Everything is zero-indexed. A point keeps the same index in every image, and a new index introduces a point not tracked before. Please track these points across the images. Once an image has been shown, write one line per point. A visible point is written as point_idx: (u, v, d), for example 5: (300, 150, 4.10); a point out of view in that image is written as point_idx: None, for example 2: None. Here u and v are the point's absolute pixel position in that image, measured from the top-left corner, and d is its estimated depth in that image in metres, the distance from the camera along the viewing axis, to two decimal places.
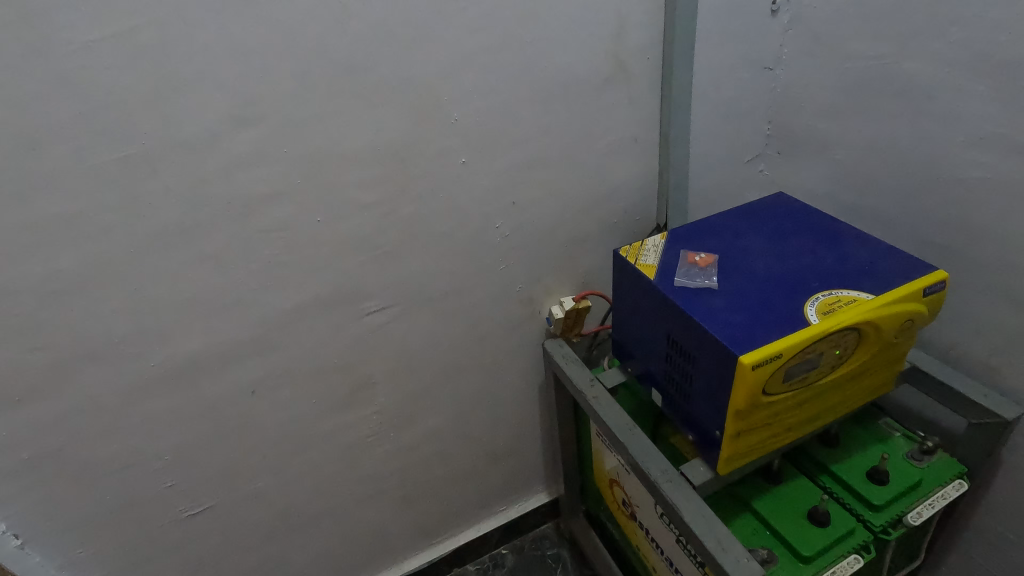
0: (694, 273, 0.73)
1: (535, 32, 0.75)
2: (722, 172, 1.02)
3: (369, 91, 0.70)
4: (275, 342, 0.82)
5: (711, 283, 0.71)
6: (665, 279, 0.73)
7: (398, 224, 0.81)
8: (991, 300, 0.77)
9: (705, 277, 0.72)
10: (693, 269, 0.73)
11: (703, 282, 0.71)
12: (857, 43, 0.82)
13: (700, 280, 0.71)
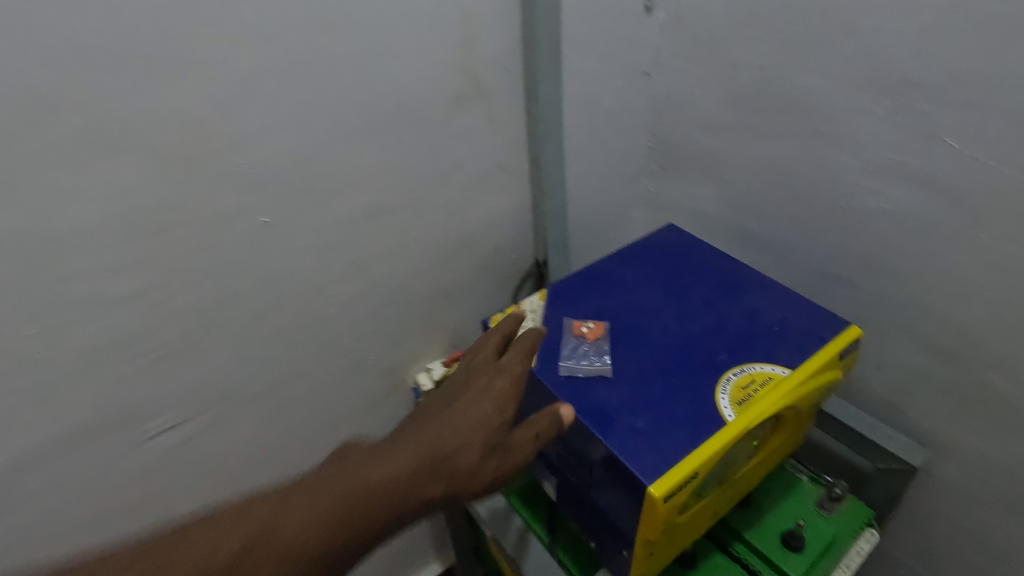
0: (583, 349, 0.58)
1: (347, 41, 0.54)
2: (603, 193, 0.89)
3: (87, 136, 0.45)
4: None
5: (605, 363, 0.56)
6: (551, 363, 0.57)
7: (181, 316, 0.56)
8: (893, 337, 0.70)
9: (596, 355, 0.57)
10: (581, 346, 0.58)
11: (597, 364, 0.56)
12: (741, 50, 0.71)
13: (592, 361, 0.56)
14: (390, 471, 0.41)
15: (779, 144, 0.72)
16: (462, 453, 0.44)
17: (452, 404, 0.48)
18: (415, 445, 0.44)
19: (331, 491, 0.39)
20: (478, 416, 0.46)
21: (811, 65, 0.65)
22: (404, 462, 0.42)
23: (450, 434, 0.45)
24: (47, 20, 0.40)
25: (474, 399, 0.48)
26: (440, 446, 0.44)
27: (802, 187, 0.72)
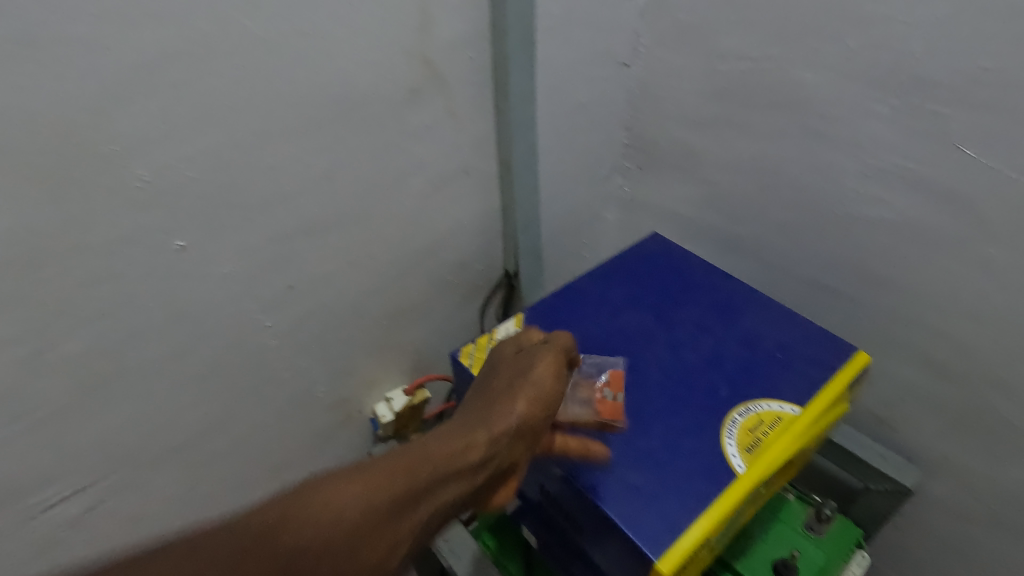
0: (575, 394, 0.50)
1: (276, 21, 0.43)
2: (576, 194, 0.82)
3: None
4: None
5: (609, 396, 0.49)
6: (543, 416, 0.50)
7: (70, 363, 0.45)
8: (889, 354, 0.66)
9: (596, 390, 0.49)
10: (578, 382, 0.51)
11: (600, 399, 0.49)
12: (729, 39, 0.64)
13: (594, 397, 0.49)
14: (471, 459, 0.40)
15: (769, 145, 0.66)
16: (539, 430, 0.45)
17: (518, 388, 0.45)
18: (474, 426, 0.42)
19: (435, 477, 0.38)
20: (541, 394, 0.45)
21: (808, 59, 0.58)
22: (472, 456, 0.41)
23: (512, 421, 0.43)
24: None
25: (529, 390, 0.45)
26: (514, 440, 0.43)
27: (793, 193, 0.67)
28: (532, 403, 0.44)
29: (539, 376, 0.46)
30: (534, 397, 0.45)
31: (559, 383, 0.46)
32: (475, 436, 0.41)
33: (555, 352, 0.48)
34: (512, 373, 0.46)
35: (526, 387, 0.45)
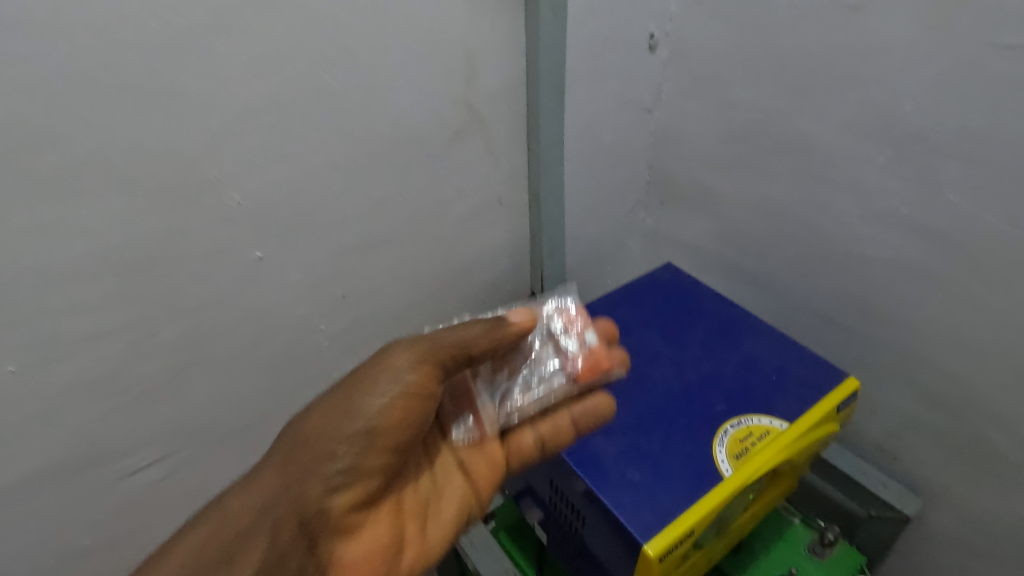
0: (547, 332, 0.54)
1: (349, 77, 0.53)
2: (602, 225, 0.89)
3: (65, 171, 0.42)
4: None
5: (591, 340, 0.54)
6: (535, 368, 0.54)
7: (164, 350, 0.55)
8: (891, 386, 0.70)
9: (577, 337, 0.54)
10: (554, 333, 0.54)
11: (583, 345, 0.53)
12: (742, 91, 0.71)
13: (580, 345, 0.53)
14: (340, 470, 0.46)
15: (778, 186, 0.72)
16: (410, 431, 0.48)
17: (354, 414, 0.46)
18: (317, 439, 0.46)
19: (312, 486, 0.45)
20: (383, 405, 0.46)
21: (812, 111, 0.65)
22: (331, 473, 0.46)
23: (360, 440, 0.46)
24: (32, 52, 0.38)
25: (357, 395, 0.46)
26: (385, 447, 0.47)
27: (801, 231, 0.72)
28: (374, 422, 0.46)
29: (382, 394, 0.46)
30: (375, 417, 0.46)
31: (413, 392, 0.47)
32: (319, 453, 0.45)
33: (416, 369, 0.47)
34: (355, 394, 0.46)
35: (366, 411, 0.46)
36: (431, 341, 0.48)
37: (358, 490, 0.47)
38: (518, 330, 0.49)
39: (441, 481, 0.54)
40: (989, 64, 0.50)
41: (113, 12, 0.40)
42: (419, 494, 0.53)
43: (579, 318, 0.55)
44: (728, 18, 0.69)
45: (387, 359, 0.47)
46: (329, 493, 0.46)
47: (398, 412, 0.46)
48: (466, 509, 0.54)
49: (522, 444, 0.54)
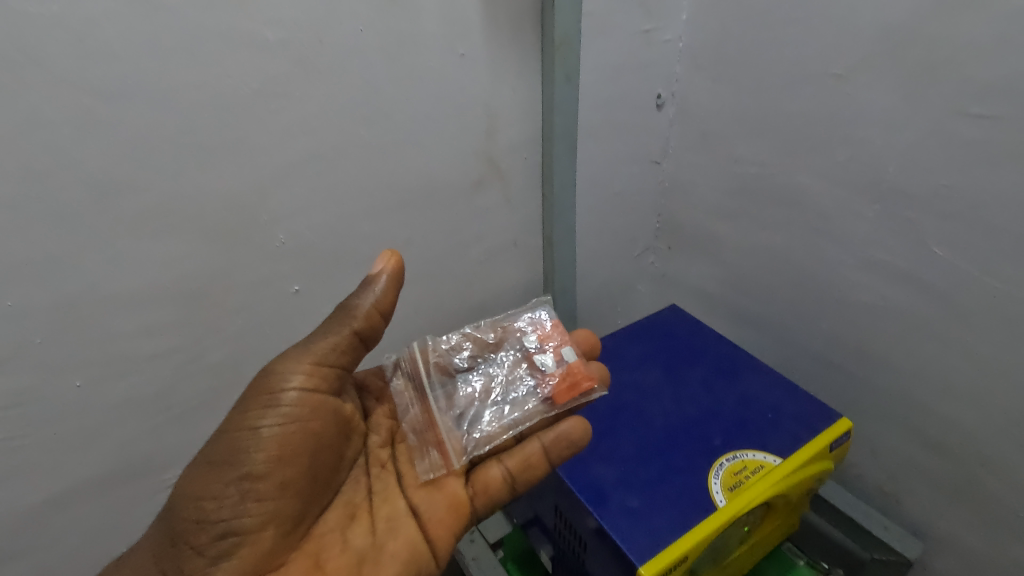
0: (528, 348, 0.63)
1: (382, 134, 0.60)
2: (613, 267, 0.94)
3: (139, 213, 0.50)
4: (12, 553, 0.56)
5: (566, 358, 0.60)
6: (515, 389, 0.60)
7: (207, 372, 0.60)
8: (889, 428, 0.72)
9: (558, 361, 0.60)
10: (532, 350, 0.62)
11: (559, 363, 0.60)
12: (742, 148, 0.77)
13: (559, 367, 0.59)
14: (224, 527, 0.44)
15: (777, 235, 0.77)
16: (295, 470, 0.46)
17: (233, 461, 0.44)
18: (190, 501, 0.44)
19: (187, 556, 0.44)
20: (283, 408, 0.46)
21: (806, 167, 0.70)
22: (214, 531, 0.44)
23: (239, 486, 0.44)
24: (124, 115, 0.45)
25: (256, 401, 0.46)
26: (267, 494, 0.45)
27: (799, 277, 0.76)
28: (250, 462, 0.44)
29: (255, 428, 0.45)
30: (251, 458, 0.44)
31: (288, 418, 0.46)
32: (189, 517, 0.44)
33: (293, 389, 0.46)
34: (231, 436, 0.45)
35: (244, 452, 0.44)
36: (304, 347, 0.48)
37: (251, 552, 0.44)
38: (388, 280, 0.49)
39: (382, 536, 0.50)
40: (961, 130, 0.55)
41: (190, 82, 0.47)
42: (348, 554, 0.48)
43: (556, 339, 0.62)
44: (728, 82, 0.75)
45: (265, 385, 0.46)
46: (212, 563, 0.43)
47: (273, 445, 0.45)
48: (414, 563, 0.49)
49: (490, 480, 0.54)
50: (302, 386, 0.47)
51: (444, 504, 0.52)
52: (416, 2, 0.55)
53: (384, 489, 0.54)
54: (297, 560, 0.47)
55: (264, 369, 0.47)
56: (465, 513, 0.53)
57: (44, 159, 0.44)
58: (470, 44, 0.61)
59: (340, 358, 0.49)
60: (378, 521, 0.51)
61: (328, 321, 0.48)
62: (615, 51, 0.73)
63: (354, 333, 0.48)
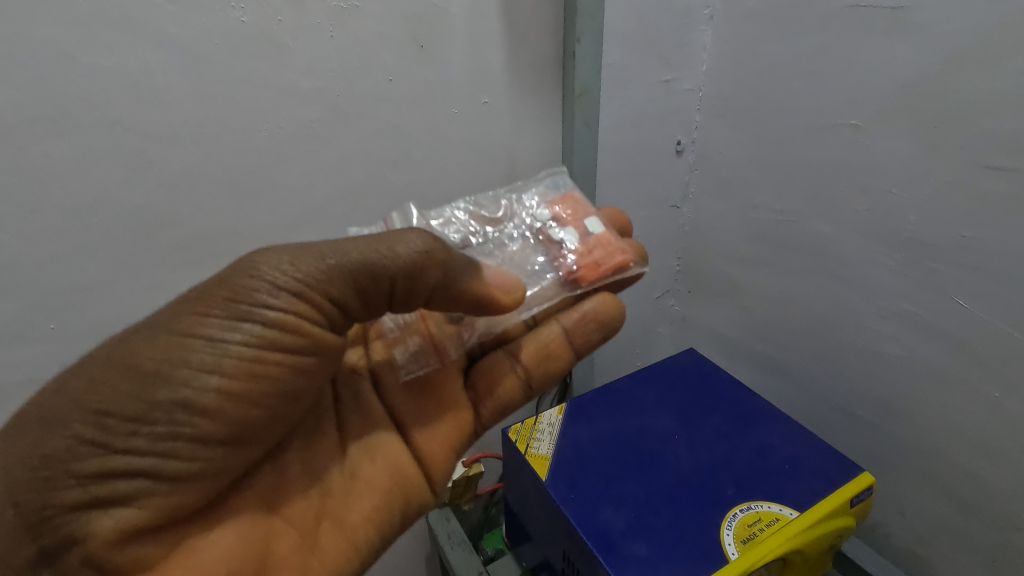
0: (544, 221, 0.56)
1: (407, 175, 0.63)
2: (632, 309, 0.95)
3: (177, 247, 0.53)
4: None
5: (592, 231, 0.55)
6: (531, 263, 0.54)
7: None
8: (916, 485, 0.70)
9: (581, 234, 0.55)
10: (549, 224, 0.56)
11: (584, 238, 0.54)
12: (761, 195, 0.78)
13: (585, 240, 0.54)
14: (135, 464, 0.35)
15: (797, 282, 0.77)
16: (256, 410, 0.38)
17: (167, 378, 0.34)
18: (84, 413, 0.33)
19: (60, 484, 0.33)
20: (269, 333, 0.37)
21: (825, 216, 0.70)
22: (117, 462, 0.34)
23: (172, 415, 0.35)
24: (168, 158, 0.49)
25: (236, 307, 0.36)
26: (211, 434, 0.37)
27: (820, 325, 0.75)
28: (196, 387, 0.35)
29: (213, 341, 0.35)
30: (196, 382, 0.35)
31: (266, 344, 0.37)
32: (79, 437, 0.33)
33: (284, 311, 0.37)
34: (173, 339, 0.35)
35: (199, 369, 0.35)
36: (322, 266, 0.37)
37: (171, 499, 0.37)
38: None
39: (354, 460, 0.48)
40: (981, 183, 0.54)
41: (230, 125, 0.51)
42: (307, 487, 0.46)
43: (575, 212, 0.56)
44: (747, 131, 0.77)
45: (237, 286, 0.36)
46: (99, 502, 0.34)
47: (239, 373, 0.36)
48: (393, 494, 0.48)
49: (499, 376, 0.53)
50: (298, 314, 0.37)
51: (443, 422, 0.51)
52: (443, 54, 0.59)
53: (359, 403, 0.50)
54: (239, 501, 0.42)
55: (244, 263, 0.36)
56: (463, 426, 0.52)
57: (94, 194, 0.47)
58: (494, 93, 0.64)
59: (352, 292, 0.39)
60: (350, 441, 0.49)
61: (367, 240, 0.39)
62: (635, 100, 0.75)
63: (394, 281, 0.40)
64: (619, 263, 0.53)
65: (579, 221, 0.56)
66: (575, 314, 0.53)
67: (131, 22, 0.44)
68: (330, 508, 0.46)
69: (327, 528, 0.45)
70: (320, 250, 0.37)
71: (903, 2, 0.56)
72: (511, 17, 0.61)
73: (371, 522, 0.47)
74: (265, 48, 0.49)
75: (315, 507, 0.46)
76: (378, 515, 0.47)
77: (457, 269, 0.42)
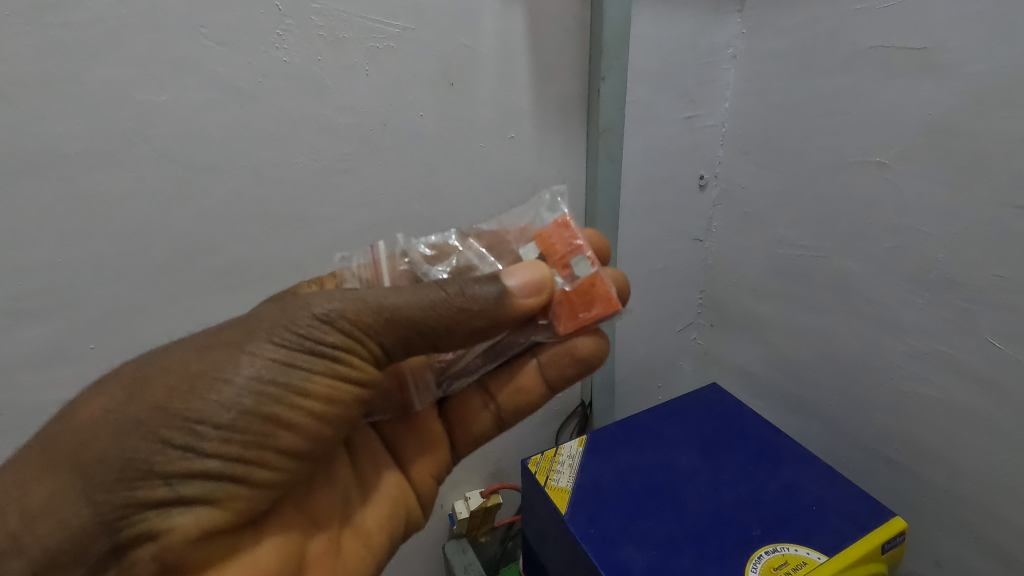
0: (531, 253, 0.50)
1: (435, 208, 0.65)
2: (654, 342, 0.94)
3: (214, 272, 0.55)
4: None
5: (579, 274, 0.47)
6: None
7: None
8: (951, 533, 0.67)
9: (566, 272, 0.48)
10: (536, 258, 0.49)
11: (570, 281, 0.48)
12: (785, 231, 0.78)
13: (568, 282, 0.48)
14: (218, 468, 0.35)
15: (822, 318, 0.76)
16: (328, 430, 0.40)
17: (259, 392, 0.36)
18: (176, 417, 0.34)
19: (150, 483, 0.34)
20: (337, 367, 0.39)
21: (850, 252, 0.70)
22: (200, 465, 0.35)
23: (259, 426, 0.36)
24: (209, 186, 0.51)
25: (302, 339, 0.37)
26: (289, 447, 0.38)
27: (847, 363, 0.74)
28: (278, 405, 0.37)
29: (294, 365, 0.37)
30: (282, 400, 0.37)
31: (340, 375, 0.39)
32: (168, 440, 0.34)
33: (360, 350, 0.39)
34: (263, 360, 0.36)
35: (277, 389, 0.37)
36: (382, 317, 0.39)
37: (244, 502, 0.38)
38: (529, 290, 0.43)
39: (366, 472, 0.51)
40: (1011, 223, 0.54)
41: (268, 159, 0.53)
42: (334, 495, 0.48)
43: (568, 235, 0.49)
44: (770, 167, 0.77)
45: (299, 320, 0.38)
46: (182, 501, 0.35)
47: (318, 395, 0.38)
48: (399, 504, 0.51)
49: (471, 409, 0.55)
50: (363, 350, 0.40)
51: (424, 454, 0.54)
52: (472, 92, 0.61)
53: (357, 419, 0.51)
54: (287, 507, 0.43)
55: (309, 301, 0.38)
56: (439, 452, 0.55)
57: (140, 222, 0.50)
58: (520, 128, 0.66)
59: (406, 347, 0.41)
60: (361, 456, 0.51)
61: (428, 305, 0.40)
62: (658, 136, 0.77)
63: (437, 344, 0.41)
64: (601, 312, 0.47)
65: (566, 255, 0.48)
66: (549, 349, 0.51)
67: (184, 62, 0.47)
68: (351, 516, 0.48)
69: (349, 535, 0.47)
70: (380, 303, 0.39)
71: (926, 43, 0.56)
72: (538, 57, 0.63)
73: (385, 529, 0.49)
74: (307, 87, 0.52)
75: (339, 515, 0.47)
76: (389, 523, 0.50)
77: (482, 313, 0.41)
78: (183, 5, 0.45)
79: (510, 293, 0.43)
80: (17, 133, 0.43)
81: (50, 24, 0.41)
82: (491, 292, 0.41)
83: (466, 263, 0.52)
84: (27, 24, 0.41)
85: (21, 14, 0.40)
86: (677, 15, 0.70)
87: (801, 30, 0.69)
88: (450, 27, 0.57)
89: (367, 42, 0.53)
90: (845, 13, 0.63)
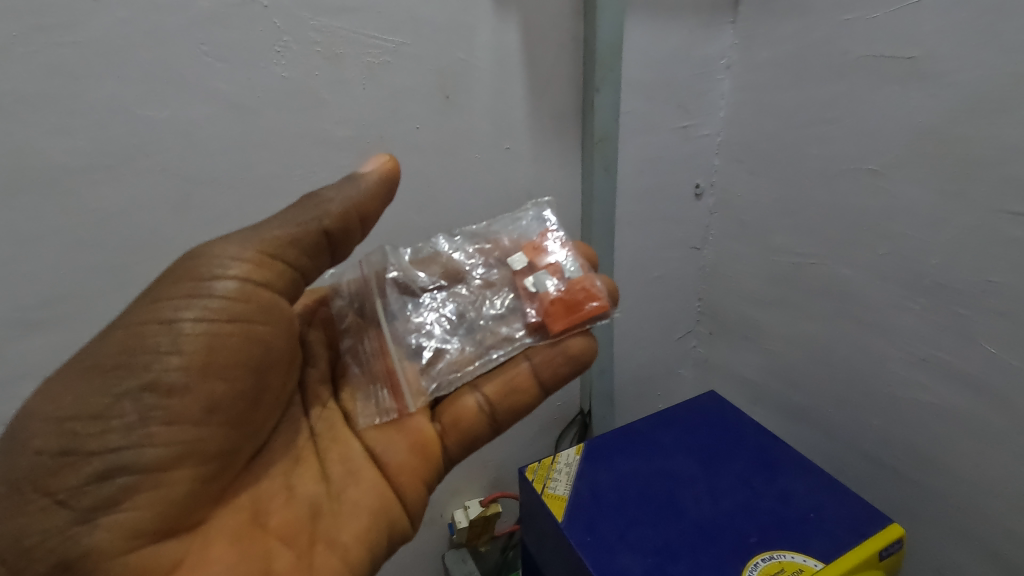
0: (519, 261, 0.56)
1: (432, 218, 0.66)
2: (653, 350, 0.95)
3: None
4: None
5: (570, 275, 0.53)
6: (499, 317, 0.55)
7: None
8: (952, 542, 0.66)
9: (558, 276, 0.54)
10: (528, 268, 0.56)
11: (563, 281, 0.53)
12: (781, 239, 0.78)
13: (562, 283, 0.53)
14: (111, 461, 0.36)
15: (819, 325, 0.76)
16: (222, 385, 0.40)
17: (129, 368, 0.37)
18: (50, 424, 0.35)
19: (38, 503, 0.34)
20: (220, 306, 0.40)
21: (844, 260, 0.70)
22: (92, 467, 0.35)
23: (139, 402, 0.37)
24: (210, 201, 0.53)
25: (173, 286, 0.39)
26: (181, 416, 0.38)
27: (844, 370, 0.74)
28: (155, 373, 0.37)
29: (167, 323, 0.38)
30: (155, 366, 0.37)
31: (217, 315, 0.40)
32: (47, 449, 0.35)
33: (231, 279, 0.40)
34: (125, 336, 0.38)
35: (152, 354, 0.38)
36: (248, 235, 0.42)
37: (159, 493, 0.37)
38: (377, 177, 0.46)
39: (338, 484, 0.47)
40: (1003, 228, 0.54)
41: (268, 172, 0.54)
42: (296, 509, 0.44)
43: (563, 248, 0.57)
44: (766, 175, 0.78)
45: (180, 274, 0.40)
46: (86, 514, 0.35)
47: (195, 349, 0.39)
48: (380, 517, 0.47)
49: (463, 409, 0.52)
50: (232, 280, 0.40)
51: (405, 450, 0.50)
52: (467, 104, 0.62)
53: (332, 431, 0.50)
54: (228, 514, 0.41)
55: (192, 253, 0.41)
56: (430, 457, 0.51)
57: (140, 234, 0.51)
58: (516, 139, 0.67)
59: (285, 255, 0.43)
60: (332, 467, 0.48)
61: (291, 211, 0.43)
62: (654, 146, 0.78)
63: (323, 226, 0.44)
64: (592, 310, 0.51)
65: (553, 264, 0.55)
66: (544, 348, 0.52)
67: (183, 78, 0.48)
68: (321, 530, 0.44)
69: (321, 549, 0.43)
70: (248, 228, 0.42)
71: (916, 53, 0.57)
72: (532, 69, 0.64)
73: (363, 542, 0.45)
74: (305, 101, 0.53)
75: (306, 528, 0.44)
76: (369, 537, 0.45)
77: (346, 202, 0.44)
78: (184, 24, 0.46)
79: (364, 174, 0.46)
80: (24, 149, 0.44)
81: (54, 44, 0.43)
82: (339, 184, 0.45)
83: (458, 271, 0.59)
84: (31, 43, 0.42)
85: (26, 34, 0.42)
86: (669, 27, 0.71)
87: (792, 41, 0.70)
88: (444, 42, 0.58)
89: (363, 58, 0.54)
90: (836, 23, 0.64)
